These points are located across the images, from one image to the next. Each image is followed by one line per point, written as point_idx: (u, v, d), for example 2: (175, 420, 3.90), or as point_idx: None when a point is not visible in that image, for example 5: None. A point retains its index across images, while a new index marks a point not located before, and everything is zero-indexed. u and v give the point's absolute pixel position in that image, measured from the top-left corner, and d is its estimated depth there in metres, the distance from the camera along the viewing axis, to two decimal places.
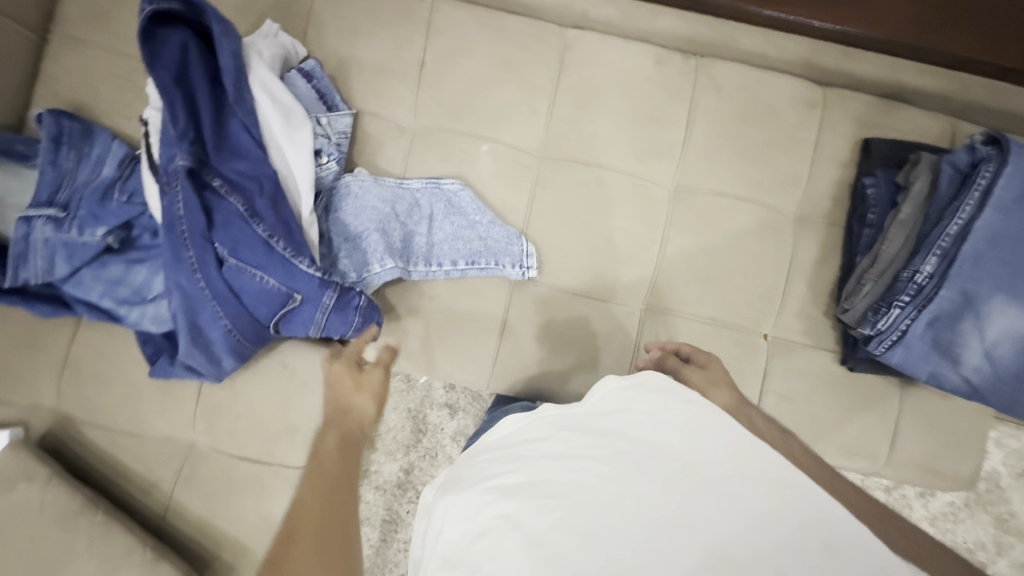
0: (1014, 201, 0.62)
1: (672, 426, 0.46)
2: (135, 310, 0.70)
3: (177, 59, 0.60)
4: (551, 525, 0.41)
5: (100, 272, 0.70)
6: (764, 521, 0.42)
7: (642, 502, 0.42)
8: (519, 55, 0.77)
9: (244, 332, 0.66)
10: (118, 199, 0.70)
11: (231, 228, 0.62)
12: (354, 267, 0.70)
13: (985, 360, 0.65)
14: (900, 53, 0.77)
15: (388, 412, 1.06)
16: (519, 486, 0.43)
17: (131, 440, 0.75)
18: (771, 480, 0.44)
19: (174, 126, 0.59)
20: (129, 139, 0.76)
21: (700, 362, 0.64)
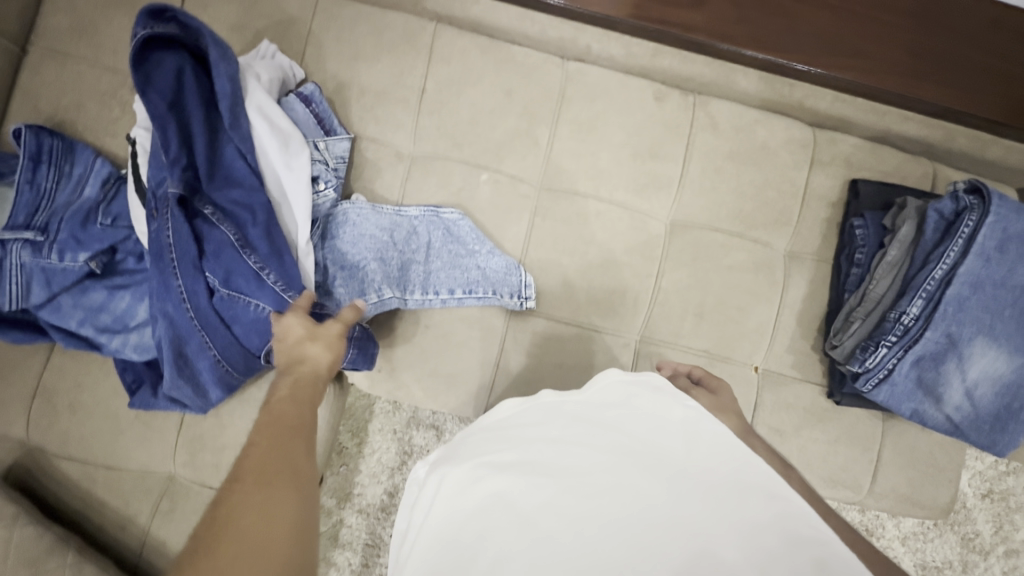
0: (994, 248, 0.65)
1: (671, 429, 0.49)
2: (116, 338, 0.67)
3: (172, 84, 0.58)
4: (540, 503, 0.43)
5: (80, 298, 0.67)
6: (759, 533, 0.41)
7: (635, 492, 0.43)
8: (522, 85, 0.77)
9: (234, 362, 0.63)
10: (101, 222, 0.67)
11: (221, 255, 0.60)
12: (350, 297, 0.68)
13: (965, 399, 0.67)
14: (890, 101, 0.80)
15: (373, 434, 1.04)
16: (513, 462, 0.46)
17: (105, 473, 0.71)
18: (770, 493, 0.44)
19: (166, 152, 0.57)
20: (114, 157, 0.73)
21: (710, 387, 0.65)
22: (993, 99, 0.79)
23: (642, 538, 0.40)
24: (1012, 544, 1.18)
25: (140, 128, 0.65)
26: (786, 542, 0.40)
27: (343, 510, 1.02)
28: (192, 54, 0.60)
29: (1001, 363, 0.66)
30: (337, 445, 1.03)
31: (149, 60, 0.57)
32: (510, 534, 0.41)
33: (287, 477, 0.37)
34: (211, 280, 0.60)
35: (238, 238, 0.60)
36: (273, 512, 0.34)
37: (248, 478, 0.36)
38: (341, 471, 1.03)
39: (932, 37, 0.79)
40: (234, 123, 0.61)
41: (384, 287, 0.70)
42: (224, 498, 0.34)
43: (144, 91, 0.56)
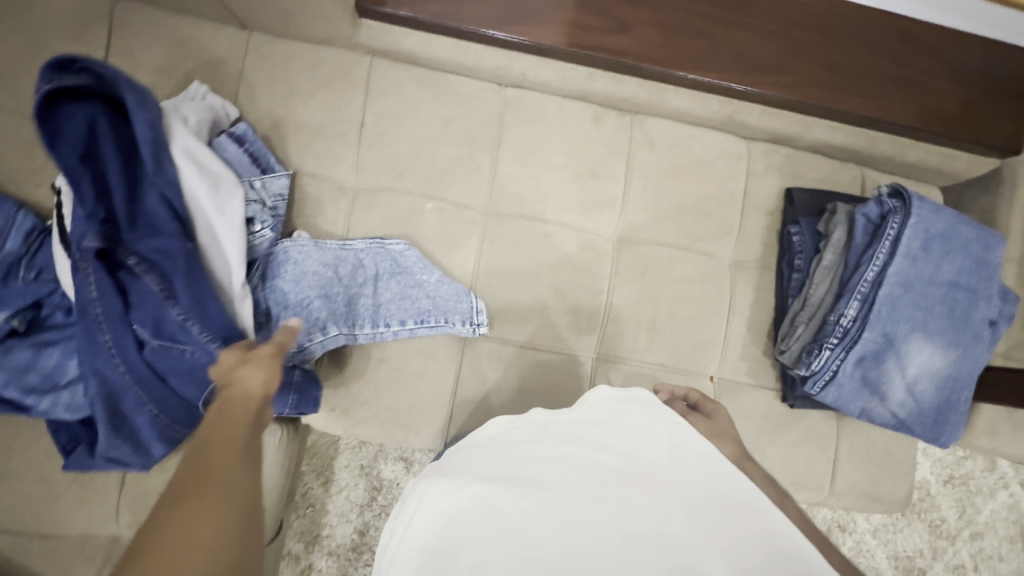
0: (919, 248, 0.68)
1: (658, 443, 0.46)
2: (46, 397, 0.63)
3: (82, 134, 0.54)
4: (524, 511, 0.41)
5: (3, 359, 0.63)
6: (737, 548, 0.39)
7: (618, 503, 0.42)
8: (462, 113, 0.78)
9: (175, 416, 0.61)
10: (23, 275, 0.64)
11: (149, 309, 0.57)
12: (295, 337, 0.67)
13: (908, 395, 0.69)
14: (814, 114, 0.82)
15: (339, 471, 1.01)
16: (499, 475, 0.44)
17: (38, 543, 0.67)
18: (753, 507, 0.42)
19: (80, 207, 0.54)
20: (38, 208, 0.71)
21: (706, 412, 0.60)
22: (910, 103, 0.82)
23: (624, 551, 0.39)
24: (976, 527, 1.21)
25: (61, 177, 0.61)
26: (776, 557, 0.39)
27: (311, 555, 0.98)
28: (108, 102, 0.57)
29: (937, 358, 0.69)
30: (301, 487, 0.99)
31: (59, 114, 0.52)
32: (495, 547, 0.39)
33: (222, 492, 0.31)
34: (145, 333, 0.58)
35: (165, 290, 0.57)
36: (198, 533, 0.28)
37: (175, 495, 0.30)
38: (307, 513, 0.99)
39: (850, 52, 0.82)
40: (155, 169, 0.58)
41: (328, 325, 0.68)
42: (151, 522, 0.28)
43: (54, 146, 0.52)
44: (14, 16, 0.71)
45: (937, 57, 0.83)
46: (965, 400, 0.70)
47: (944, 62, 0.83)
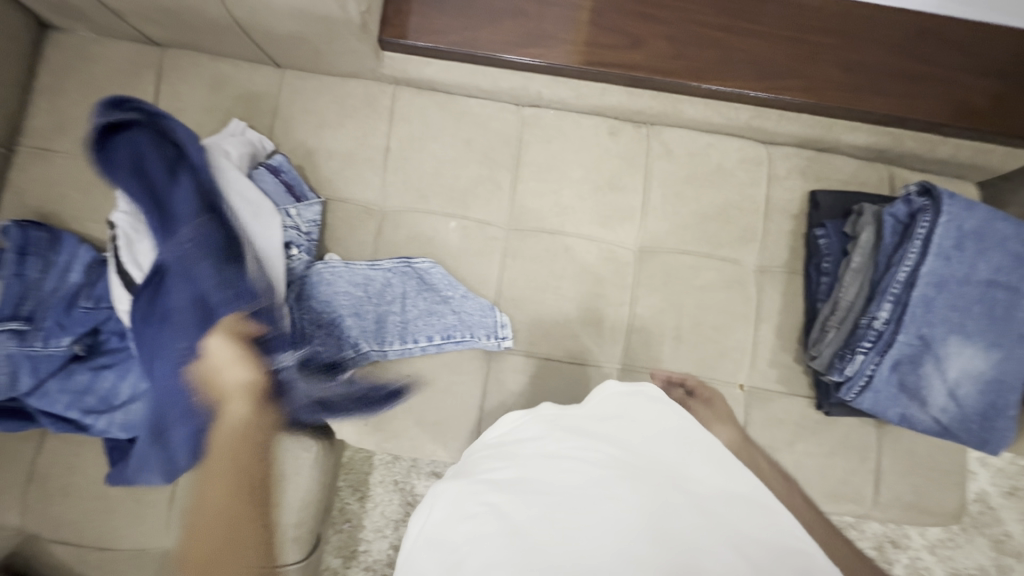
0: (952, 247, 0.66)
1: (668, 440, 0.47)
2: (103, 417, 0.69)
3: (131, 159, 0.61)
4: (533, 516, 0.41)
5: (66, 382, 0.68)
6: (745, 544, 0.40)
7: (623, 501, 0.42)
8: (481, 134, 0.81)
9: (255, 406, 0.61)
10: (84, 305, 0.70)
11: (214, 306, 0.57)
12: (330, 354, 0.70)
13: (950, 400, 0.66)
14: (834, 115, 0.81)
15: (374, 486, 1.03)
16: (511, 481, 0.45)
17: (98, 554, 0.72)
18: (758, 503, 0.43)
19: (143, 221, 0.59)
20: (99, 243, 0.77)
21: (704, 397, 0.69)
22: (937, 99, 0.80)
23: (633, 552, 0.39)
24: None
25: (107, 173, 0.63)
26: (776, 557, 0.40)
27: (349, 570, 1.00)
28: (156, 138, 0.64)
29: (979, 360, 0.66)
30: (339, 502, 1.02)
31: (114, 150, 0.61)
32: (506, 548, 0.40)
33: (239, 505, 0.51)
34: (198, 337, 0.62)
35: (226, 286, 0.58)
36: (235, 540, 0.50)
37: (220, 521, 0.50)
38: (345, 528, 1.01)
39: (870, 52, 0.81)
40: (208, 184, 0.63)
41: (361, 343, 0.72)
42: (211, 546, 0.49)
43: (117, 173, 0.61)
44: (79, 69, 0.78)
45: (963, 52, 0.81)
46: (1008, 412, 0.65)
47: (971, 56, 0.81)
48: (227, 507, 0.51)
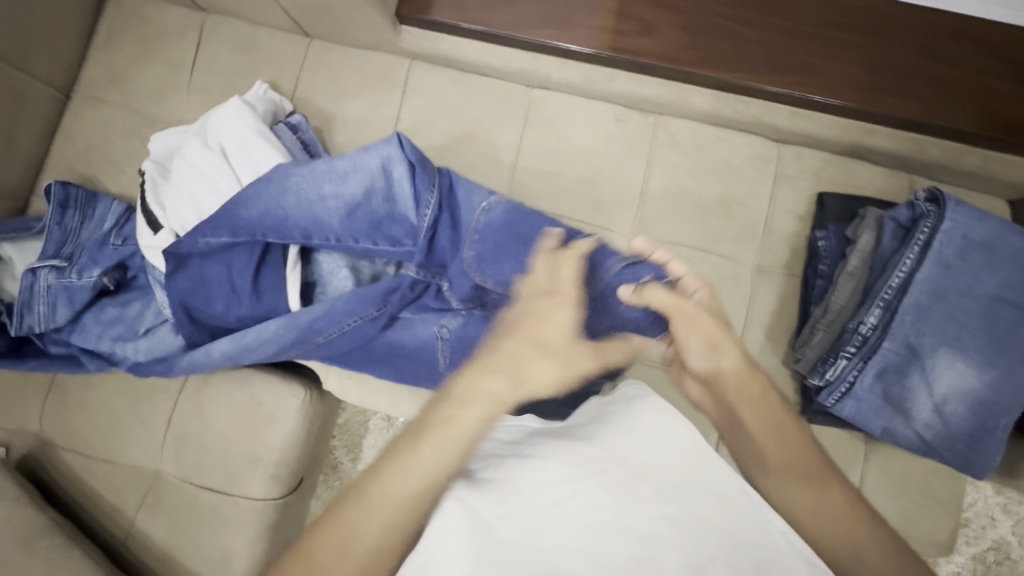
0: (954, 256, 0.63)
1: (634, 437, 0.47)
2: (128, 345, 0.75)
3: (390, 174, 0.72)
4: (502, 516, 0.40)
5: (99, 314, 0.77)
6: (701, 530, 0.40)
7: (592, 499, 0.41)
8: (489, 111, 0.83)
9: (395, 348, 0.78)
10: (115, 243, 0.78)
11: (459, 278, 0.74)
12: (410, 340, 0.77)
13: (935, 416, 0.63)
14: (851, 117, 0.78)
15: (368, 449, 1.11)
16: (485, 481, 0.43)
17: (101, 466, 0.79)
18: (717, 495, 0.43)
19: (415, 206, 0.72)
20: (130, 198, 0.85)
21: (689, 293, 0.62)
22: (964, 107, 0.76)
23: (603, 549, 0.38)
24: None
25: (348, 166, 0.72)
26: (748, 559, 0.40)
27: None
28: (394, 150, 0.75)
29: (972, 378, 0.62)
30: (333, 459, 1.11)
31: (399, 167, 0.71)
32: (472, 545, 0.38)
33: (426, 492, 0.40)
34: (252, 263, 0.72)
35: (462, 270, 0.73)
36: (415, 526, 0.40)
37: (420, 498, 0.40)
38: (335, 486, 1.10)
39: (895, 53, 0.78)
40: (493, 202, 0.74)
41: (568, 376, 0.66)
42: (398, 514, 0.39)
43: (377, 180, 0.72)
44: (133, 28, 0.87)
45: (1003, 59, 0.77)
46: (1006, 427, 0.62)
47: (1010, 63, 0.77)
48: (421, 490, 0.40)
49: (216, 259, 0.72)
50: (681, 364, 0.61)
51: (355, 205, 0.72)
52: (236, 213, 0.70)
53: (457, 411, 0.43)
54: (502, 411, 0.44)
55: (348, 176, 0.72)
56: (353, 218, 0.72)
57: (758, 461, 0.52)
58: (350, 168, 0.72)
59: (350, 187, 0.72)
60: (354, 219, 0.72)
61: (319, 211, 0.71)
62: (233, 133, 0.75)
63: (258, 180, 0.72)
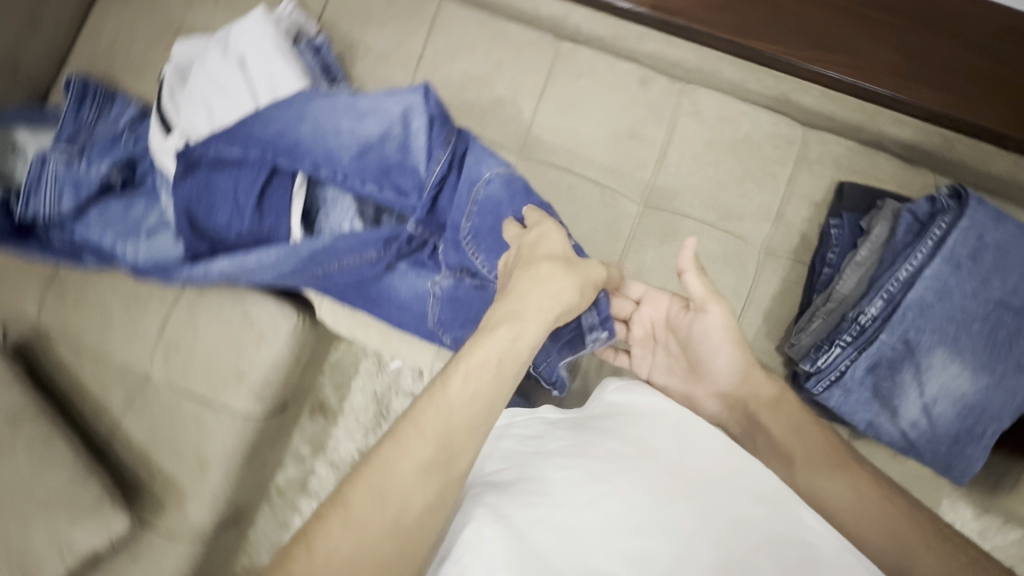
0: (967, 256, 0.61)
1: (663, 431, 0.48)
2: (130, 243, 0.76)
3: (405, 126, 0.71)
4: (533, 519, 0.41)
5: (104, 210, 0.77)
6: (745, 524, 0.41)
7: (622, 494, 0.42)
8: (513, 57, 0.81)
9: (389, 297, 0.77)
10: (127, 142, 0.79)
11: (453, 239, 0.71)
12: (405, 289, 0.76)
13: (923, 416, 0.62)
14: (878, 102, 0.76)
15: (355, 391, 1.12)
16: (511, 483, 0.45)
17: (92, 360, 0.81)
18: (756, 494, 0.44)
19: (426, 155, 0.70)
20: (145, 99, 0.84)
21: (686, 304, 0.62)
22: (992, 104, 0.74)
23: (641, 549, 0.40)
24: None
25: (369, 107, 0.72)
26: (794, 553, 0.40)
27: (316, 460, 1.11)
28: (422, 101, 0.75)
29: (965, 381, 0.61)
30: (321, 396, 1.12)
31: (418, 119, 0.71)
32: (504, 552, 0.39)
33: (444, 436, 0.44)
34: (257, 185, 0.72)
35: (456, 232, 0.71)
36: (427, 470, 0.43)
37: (438, 438, 0.44)
38: (320, 422, 1.12)
39: (932, 40, 0.76)
40: (494, 173, 0.71)
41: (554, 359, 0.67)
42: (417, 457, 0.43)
43: (393, 126, 0.71)
44: None
45: None
46: (992, 435, 0.61)
47: None
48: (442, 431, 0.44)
49: (227, 170, 0.72)
50: (696, 376, 0.62)
51: (369, 146, 0.71)
52: (253, 128, 0.71)
53: (483, 339, 0.49)
54: (518, 352, 0.49)
55: (367, 116, 0.72)
56: (363, 159, 0.71)
57: (769, 445, 0.56)
58: (371, 109, 0.72)
59: (365, 129, 0.72)
60: (364, 160, 0.71)
61: (331, 144, 0.71)
62: (254, 45, 0.75)
63: (282, 103, 0.72)
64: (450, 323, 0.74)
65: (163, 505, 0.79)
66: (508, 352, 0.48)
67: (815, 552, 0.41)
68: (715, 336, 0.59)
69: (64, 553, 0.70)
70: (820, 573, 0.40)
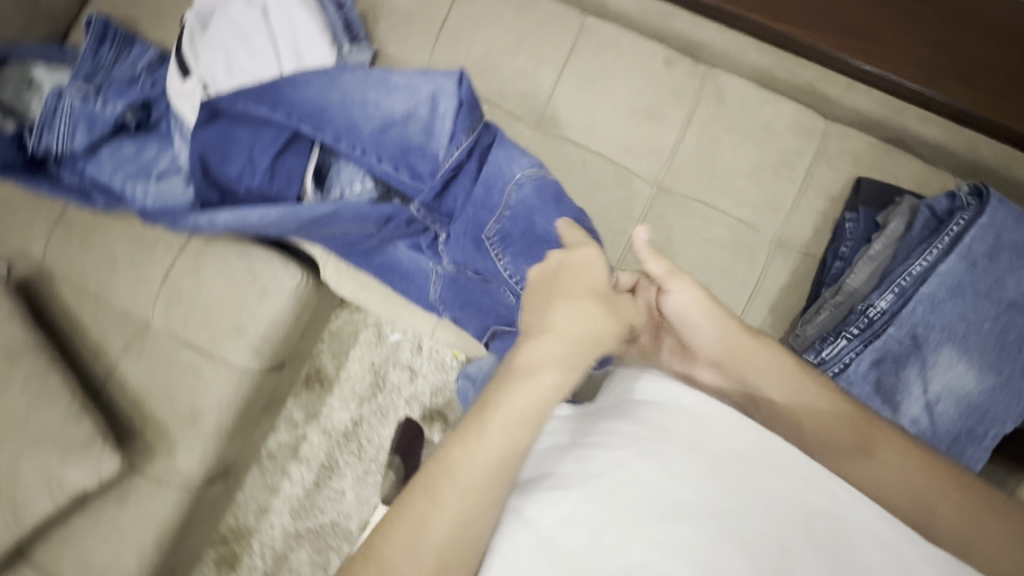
0: (983, 254, 0.61)
1: (679, 413, 0.43)
2: (139, 185, 0.76)
3: (432, 111, 0.69)
4: (560, 518, 0.39)
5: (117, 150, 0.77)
6: (772, 499, 0.38)
7: (642, 483, 0.39)
8: (537, 29, 0.80)
9: (394, 266, 0.77)
10: (143, 83, 0.79)
11: (460, 228, 0.71)
12: (408, 258, 0.76)
13: (925, 413, 0.61)
14: (906, 98, 0.76)
15: (353, 361, 1.11)
16: (531, 481, 0.42)
17: (93, 302, 0.81)
18: (784, 470, 0.40)
19: (448, 139, 0.68)
20: (165, 46, 0.84)
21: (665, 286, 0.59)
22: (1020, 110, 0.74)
23: (674, 537, 0.37)
24: None
25: (400, 83, 0.70)
26: (829, 527, 0.38)
27: (308, 427, 1.11)
28: None
29: (970, 380, 0.60)
30: (319, 363, 1.12)
31: (448, 101, 0.69)
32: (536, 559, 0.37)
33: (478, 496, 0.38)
34: (274, 147, 0.71)
35: (466, 224, 0.71)
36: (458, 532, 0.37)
37: (471, 496, 0.38)
38: (316, 389, 1.12)
39: (966, 43, 0.76)
40: (526, 175, 0.68)
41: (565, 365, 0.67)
42: (447, 519, 0.37)
43: (420, 106, 0.69)
44: None
45: None
46: (993, 437, 0.60)
47: None
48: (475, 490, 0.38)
49: (248, 125, 0.71)
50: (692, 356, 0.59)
51: (392, 123, 0.69)
52: (284, 91, 0.70)
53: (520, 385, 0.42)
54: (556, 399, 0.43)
55: (395, 91, 0.70)
56: (383, 135, 0.69)
57: (771, 408, 0.53)
58: (401, 85, 0.71)
59: (391, 105, 0.70)
60: (384, 137, 0.70)
61: (355, 115, 0.70)
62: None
63: (314, 70, 0.71)
64: (450, 302, 0.75)
65: (152, 452, 0.79)
66: (547, 400, 0.42)
67: (850, 527, 0.38)
68: (697, 307, 0.58)
69: (54, 489, 0.70)
70: (854, 546, 0.37)
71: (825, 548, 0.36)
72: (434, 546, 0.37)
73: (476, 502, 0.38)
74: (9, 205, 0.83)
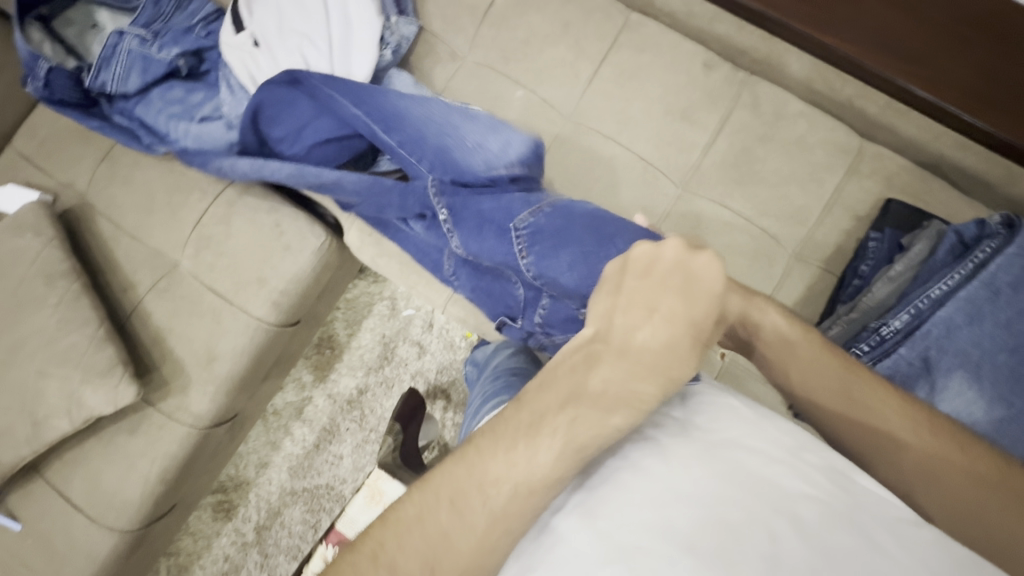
0: (1008, 284, 0.60)
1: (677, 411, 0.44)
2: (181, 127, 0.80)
3: (500, 148, 0.71)
4: (562, 509, 0.39)
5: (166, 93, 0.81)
6: (758, 485, 0.38)
7: (639, 472, 0.39)
8: (581, 20, 0.81)
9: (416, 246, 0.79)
10: (198, 34, 0.83)
11: (479, 222, 0.69)
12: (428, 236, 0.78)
13: None
14: (946, 123, 0.73)
15: (365, 330, 1.14)
16: None
17: (127, 239, 0.84)
18: (771, 457, 0.40)
19: (505, 168, 0.70)
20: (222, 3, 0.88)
21: None
22: None
23: (660, 520, 0.36)
24: None
25: (483, 121, 0.74)
26: (816, 513, 0.37)
27: (314, 390, 1.14)
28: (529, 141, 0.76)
29: (980, 410, 0.59)
30: (332, 329, 1.14)
31: (518, 148, 0.71)
32: (537, 549, 0.38)
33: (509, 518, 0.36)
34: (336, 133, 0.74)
35: (492, 222, 0.68)
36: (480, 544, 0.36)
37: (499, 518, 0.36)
38: (326, 352, 1.14)
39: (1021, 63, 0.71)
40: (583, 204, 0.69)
41: None
42: (465, 531, 0.36)
43: (493, 143, 0.72)
44: None
45: None
46: None
47: None
48: (509, 514, 0.37)
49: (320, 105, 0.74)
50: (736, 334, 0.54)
51: (459, 145, 0.71)
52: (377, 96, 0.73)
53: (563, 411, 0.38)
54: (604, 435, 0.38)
55: (474, 123, 0.73)
56: (444, 152, 0.71)
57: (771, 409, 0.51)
58: (480, 123, 0.74)
59: (468, 130, 0.72)
60: (445, 152, 0.71)
61: (426, 130, 0.72)
62: None
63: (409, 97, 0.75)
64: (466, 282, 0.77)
65: (166, 388, 0.82)
66: (595, 436, 0.38)
67: (834, 511, 0.37)
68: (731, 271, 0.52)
69: (73, 409, 0.74)
70: (842, 531, 0.36)
71: (807, 532, 0.36)
72: (454, 556, 0.36)
73: (498, 518, 0.36)
74: (62, 139, 0.87)
